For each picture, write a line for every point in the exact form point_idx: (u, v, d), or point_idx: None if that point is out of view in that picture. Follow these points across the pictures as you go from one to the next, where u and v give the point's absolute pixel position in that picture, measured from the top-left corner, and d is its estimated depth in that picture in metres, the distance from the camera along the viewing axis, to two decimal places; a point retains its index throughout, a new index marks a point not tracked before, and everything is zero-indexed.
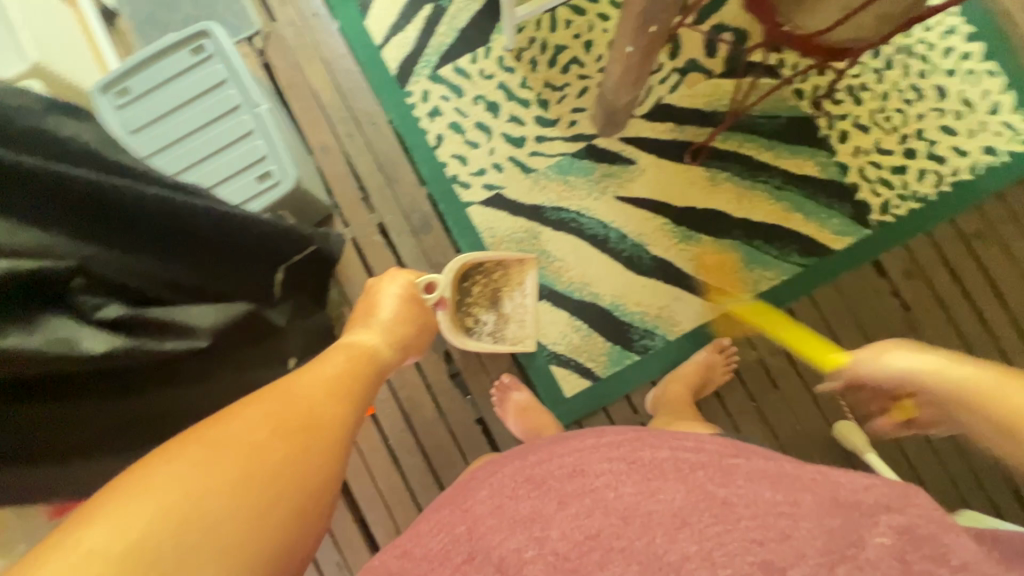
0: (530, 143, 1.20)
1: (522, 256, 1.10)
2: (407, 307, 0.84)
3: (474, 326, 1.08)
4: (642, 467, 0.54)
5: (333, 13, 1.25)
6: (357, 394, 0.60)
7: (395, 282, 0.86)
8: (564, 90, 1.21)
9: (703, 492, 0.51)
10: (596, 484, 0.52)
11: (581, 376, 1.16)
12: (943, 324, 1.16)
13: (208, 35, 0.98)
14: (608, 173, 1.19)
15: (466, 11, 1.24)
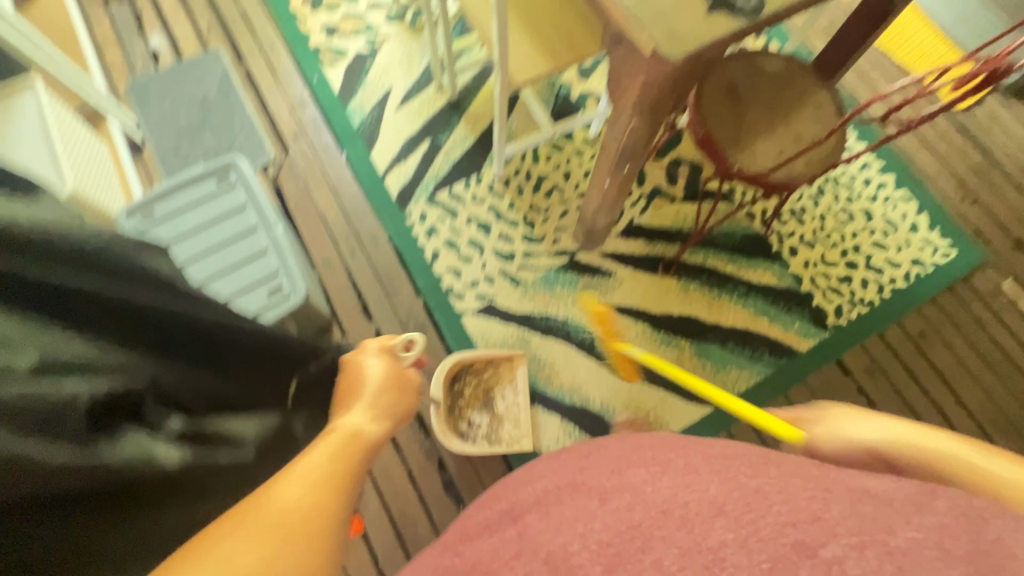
0: (519, 257, 1.32)
1: (510, 353, 1.19)
2: (390, 382, 0.80)
3: (467, 429, 1.14)
4: (674, 472, 0.50)
5: (341, 146, 1.41)
6: (355, 480, 0.48)
7: (373, 359, 0.84)
8: (548, 212, 1.36)
9: (740, 488, 0.43)
10: (638, 478, 0.50)
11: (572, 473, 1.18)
12: (908, 419, 1.24)
13: (233, 167, 1.10)
14: (590, 284, 1.30)
15: (459, 147, 1.42)
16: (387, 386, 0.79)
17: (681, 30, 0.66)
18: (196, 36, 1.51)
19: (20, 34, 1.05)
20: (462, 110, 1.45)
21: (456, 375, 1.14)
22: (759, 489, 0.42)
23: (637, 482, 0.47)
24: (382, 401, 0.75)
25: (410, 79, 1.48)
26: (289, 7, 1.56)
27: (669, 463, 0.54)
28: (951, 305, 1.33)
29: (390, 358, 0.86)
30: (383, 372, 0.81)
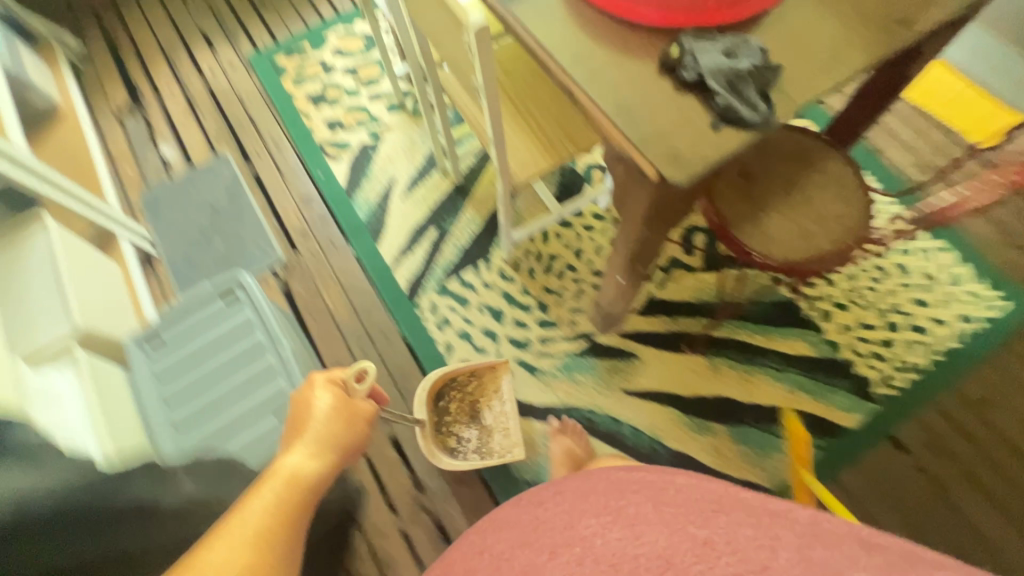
0: (535, 345, 1.27)
1: (492, 363, 1.16)
2: (341, 416, 0.77)
3: (456, 444, 1.13)
4: (626, 514, 0.39)
5: (348, 240, 1.40)
6: (294, 519, 0.59)
7: (320, 388, 0.79)
8: (562, 293, 1.31)
9: (685, 534, 0.35)
10: (584, 531, 0.39)
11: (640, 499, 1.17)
12: (979, 499, 1.13)
13: (240, 284, 1.10)
14: (612, 368, 1.24)
15: (467, 232, 1.40)
16: (335, 425, 0.76)
17: (685, 154, 0.62)
18: (205, 142, 1.54)
19: (18, 167, 1.06)
20: (467, 194, 1.44)
21: (441, 390, 1.14)
22: (704, 537, 0.35)
23: (581, 529, 0.38)
24: (332, 442, 0.74)
25: (414, 167, 1.48)
26: (294, 105, 1.59)
27: (619, 492, 0.41)
28: (1009, 364, 1.22)
29: (339, 390, 0.79)
30: (330, 410, 0.76)
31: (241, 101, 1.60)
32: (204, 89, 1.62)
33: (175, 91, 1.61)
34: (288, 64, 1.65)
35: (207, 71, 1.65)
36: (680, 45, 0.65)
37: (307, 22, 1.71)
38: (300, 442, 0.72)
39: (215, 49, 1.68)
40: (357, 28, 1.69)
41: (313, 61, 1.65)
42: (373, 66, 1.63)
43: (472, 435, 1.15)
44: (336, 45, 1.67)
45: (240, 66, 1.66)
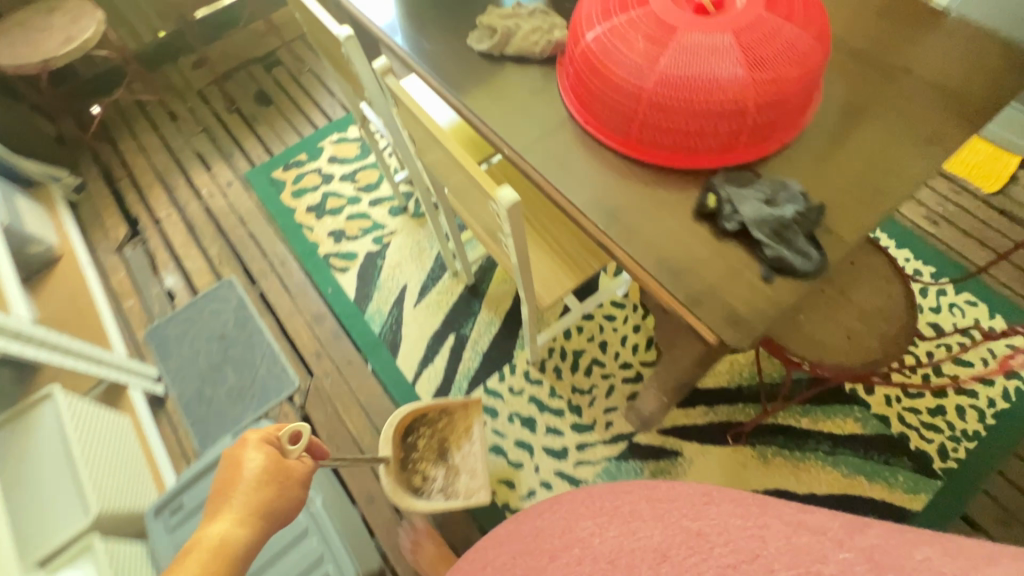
0: (573, 453, 1.21)
1: (463, 401, 1.16)
2: (272, 480, 0.53)
3: (423, 484, 1.09)
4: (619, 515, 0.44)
5: (366, 357, 1.36)
6: None
7: (251, 445, 0.55)
8: (592, 391, 1.26)
9: (679, 528, 0.39)
10: (582, 534, 0.44)
11: None
12: None
13: None
14: (658, 470, 1.18)
15: (486, 334, 1.36)
16: (260, 495, 0.51)
17: (746, 315, 0.58)
18: (209, 267, 1.51)
19: (19, 339, 1.01)
20: (481, 294, 1.41)
21: (410, 426, 1.10)
22: (696, 530, 0.38)
23: (579, 533, 0.45)
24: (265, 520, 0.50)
25: (423, 271, 1.45)
26: (295, 220, 1.57)
27: (619, 501, 0.46)
28: None
29: (276, 452, 0.55)
30: (259, 478, 0.52)
31: (241, 221, 1.58)
32: (203, 213, 1.60)
33: (173, 218, 1.59)
34: (286, 178, 1.64)
35: (204, 193, 1.64)
36: (717, 193, 0.63)
37: (300, 133, 1.72)
38: (223, 516, 0.49)
39: (211, 170, 1.68)
40: (351, 134, 1.69)
41: (310, 171, 1.64)
42: (370, 170, 1.62)
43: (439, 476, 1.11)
44: (332, 153, 1.67)
45: (237, 184, 1.65)
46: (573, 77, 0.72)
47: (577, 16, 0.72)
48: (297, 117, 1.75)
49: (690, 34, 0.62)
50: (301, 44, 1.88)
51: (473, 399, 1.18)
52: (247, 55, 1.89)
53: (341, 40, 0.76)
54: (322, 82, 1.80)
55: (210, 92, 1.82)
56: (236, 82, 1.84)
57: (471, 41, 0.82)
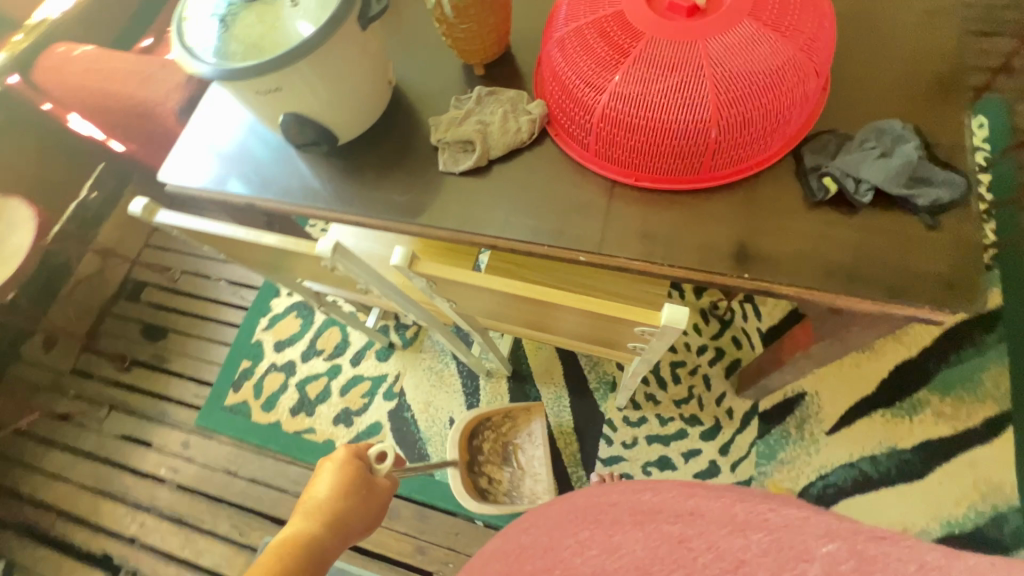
0: (723, 458, 1.14)
1: (527, 405, 1.18)
2: (345, 488, 0.71)
3: (490, 488, 1.11)
4: (603, 525, 0.47)
5: (468, 516, 1.18)
6: None
7: (333, 458, 0.74)
8: (695, 393, 1.20)
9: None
10: (568, 546, 0.50)
11: (955, 457, 1.05)
12: None
13: None
14: (801, 420, 1.15)
15: (563, 411, 1.23)
16: (341, 500, 0.69)
17: (951, 272, 0.53)
18: (238, 547, 1.26)
19: None
20: (529, 376, 1.27)
21: (477, 428, 1.14)
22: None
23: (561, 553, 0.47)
24: (336, 519, 0.67)
25: (458, 393, 1.29)
26: (289, 433, 1.32)
27: (600, 510, 0.48)
28: None
29: (351, 466, 0.73)
30: (334, 486, 0.70)
31: (231, 472, 1.32)
32: (183, 494, 1.32)
33: (156, 523, 1.31)
34: (245, 397, 1.38)
35: (168, 474, 1.35)
36: (832, 173, 0.56)
37: (225, 342, 1.45)
38: (306, 512, 0.67)
39: (156, 443, 1.38)
40: (278, 309, 1.45)
41: (265, 373, 1.39)
42: (326, 330, 1.41)
43: (507, 477, 1.14)
44: (274, 342, 1.42)
45: (196, 438, 1.37)
46: (600, 143, 0.62)
47: (564, 82, 0.62)
48: (207, 329, 1.47)
49: (715, 40, 0.55)
50: (155, 251, 1.58)
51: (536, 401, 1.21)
52: (102, 299, 1.54)
53: (326, 256, 0.62)
54: (208, 276, 1.53)
55: (91, 364, 1.49)
56: (111, 334, 1.51)
57: (445, 165, 0.68)
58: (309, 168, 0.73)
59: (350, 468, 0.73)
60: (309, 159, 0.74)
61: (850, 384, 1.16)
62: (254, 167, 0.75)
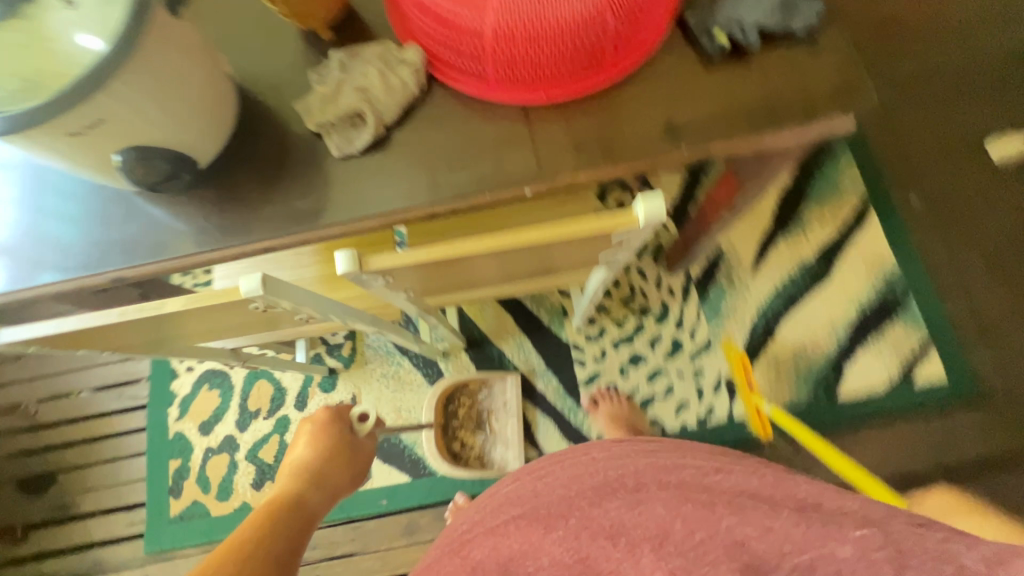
0: (682, 332, 1.23)
1: (505, 376, 1.18)
2: (323, 448, 0.83)
3: (461, 449, 1.14)
4: (624, 489, 0.62)
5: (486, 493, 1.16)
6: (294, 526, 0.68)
7: (309, 423, 0.87)
8: (636, 288, 1.25)
9: (683, 505, 0.59)
10: (584, 505, 0.61)
11: (846, 254, 1.25)
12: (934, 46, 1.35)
13: None
14: (728, 272, 1.26)
15: (531, 355, 1.23)
16: (322, 458, 0.81)
17: (847, 80, 0.58)
18: None
19: None
20: (485, 338, 1.25)
21: (451, 393, 1.15)
22: (705, 505, 0.59)
23: (582, 510, 0.60)
24: (319, 475, 0.79)
25: (424, 386, 1.23)
26: None
27: (623, 475, 0.64)
28: None
29: (327, 429, 0.85)
30: (312, 445, 0.83)
31: None
32: None
33: None
34: (193, 497, 1.20)
35: None
36: (718, 24, 0.59)
37: (138, 451, 1.24)
38: (293, 471, 0.80)
39: None
40: (184, 391, 1.26)
41: (206, 461, 1.21)
42: (253, 387, 1.24)
43: (481, 441, 1.16)
44: (199, 425, 1.24)
45: (156, 564, 1.18)
46: (498, 66, 0.57)
47: (437, 11, 0.56)
48: (109, 447, 1.24)
49: None
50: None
51: (513, 372, 1.20)
52: None
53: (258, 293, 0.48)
54: (80, 391, 1.27)
55: None
56: None
57: (339, 149, 0.60)
58: (174, 211, 0.61)
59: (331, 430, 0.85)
60: (169, 202, 0.61)
61: (754, 225, 1.28)
62: (99, 237, 0.61)
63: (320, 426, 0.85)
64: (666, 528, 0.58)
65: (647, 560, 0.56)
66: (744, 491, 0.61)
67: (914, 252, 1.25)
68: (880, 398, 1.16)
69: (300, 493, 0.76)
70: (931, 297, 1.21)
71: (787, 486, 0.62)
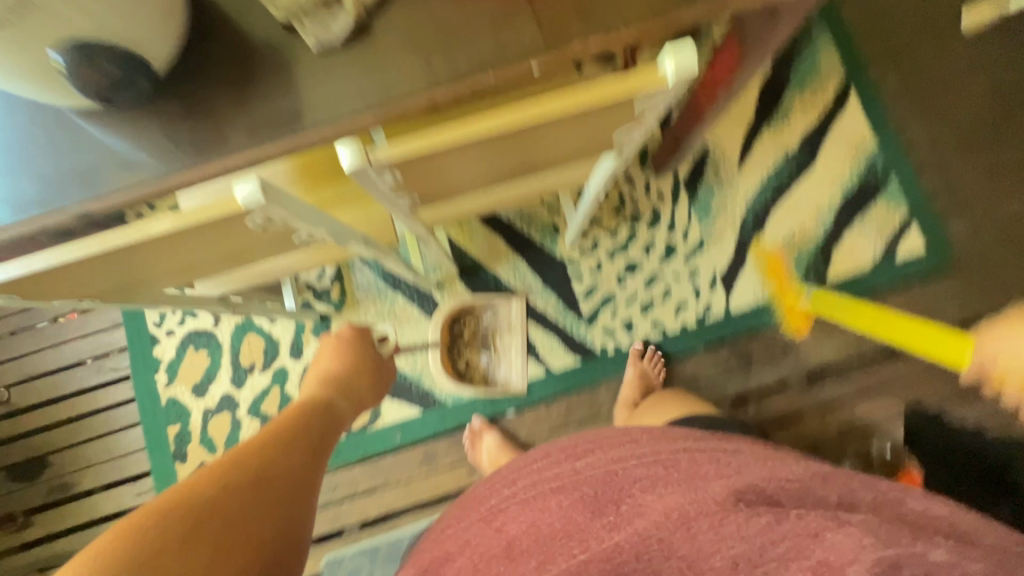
0: (674, 235, 1.22)
1: (511, 298, 1.19)
2: (351, 357, 0.91)
3: (466, 368, 1.17)
4: (678, 467, 0.54)
5: (500, 413, 1.17)
6: (313, 444, 0.71)
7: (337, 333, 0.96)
8: (626, 196, 1.23)
9: (753, 488, 0.50)
10: (634, 489, 0.53)
11: (829, 139, 1.25)
12: None
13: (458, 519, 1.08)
14: (716, 169, 1.25)
15: (527, 276, 1.21)
16: (349, 369, 0.89)
17: None
18: None
19: None
20: (478, 265, 1.21)
21: (460, 315, 1.19)
22: (776, 493, 0.49)
23: (633, 496, 0.52)
24: (346, 385, 0.86)
25: (422, 320, 1.20)
26: None
27: (674, 459, 0.56)
28: None
29: (357, 345, 0.94)
30: (341, 356, 0.90)
31: None
32: None
33: None
34: (200, 459, 1.17)
35: None
36: None
37: (132, 421, 1.19)
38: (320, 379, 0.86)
39: None
40: (169, 356, 1.20)
41: (206, 422, 1.17)
42: (244, 342, 1.20)
43: (485, 360, 1.18)
44: (191, 388, 1.19)
45: None
46: None
47: None
48: (99, 423, 1.19)
49: None
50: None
51: (519, 298, 1.19)
52: None
53: (261, 203, 0.44)
54: (56, 370, 1.21)
55: None
56: None
57: (317, 41, 0.52)
58: (134, 131, 0.54)
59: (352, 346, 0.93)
60: (127, 121, 0.54)
61: (738, 119, 1.26)
62: (55, 169, 0.54)
63: (341, 339, 0.94)
64: (735, 513, 0.48)
65: (705, 540, 0.47)
66: (840, 499, 0.49)
67: (892, 129, 1.25)
68: (866, 276, 1.20)
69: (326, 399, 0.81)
70: (910, 172, 1.23)
71: (891, 502, 0.49)
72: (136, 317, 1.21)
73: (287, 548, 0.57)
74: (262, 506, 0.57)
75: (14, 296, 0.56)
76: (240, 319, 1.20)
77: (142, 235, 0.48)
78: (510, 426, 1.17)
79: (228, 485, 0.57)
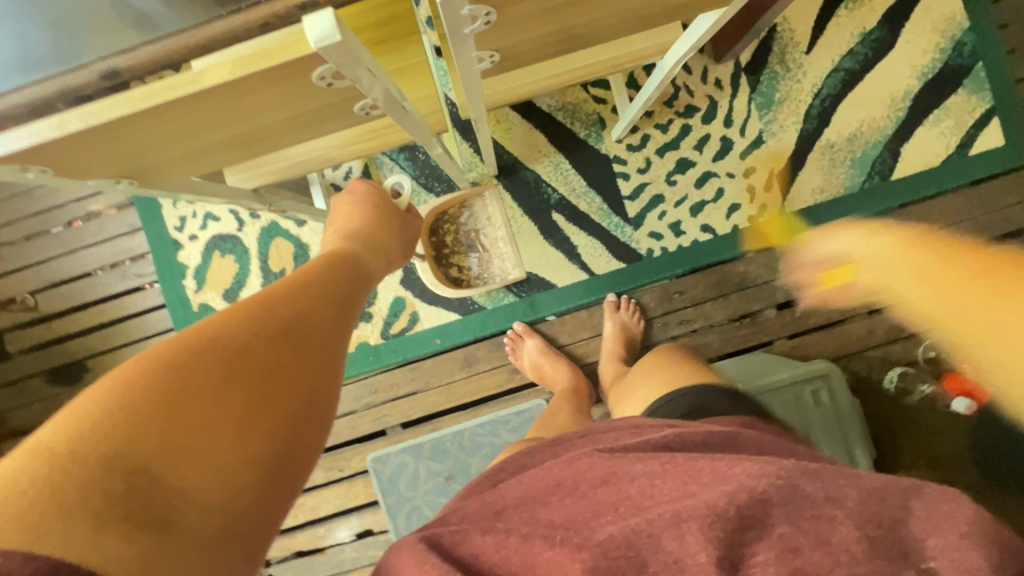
0: (731, 129, 1.12)
1: (478, 189, 1.10)
2: (368, 211, 0.79)
3: (460, 273, 1.12)
4: (675, 463, 0.46)
5: (540, 319, 1.14)
6: (293, 315, 0.52)
7: (348, 195, 0.83)
8: (680, 84, 1.11)
9: (740, 485, 0.41)
10: (629, 491, 0.45)
11: (914, 16, 1.10)
12: None
13: (492, 418, 1.14)
14: (782, 53, 1.11)
15: (569, 175, 1.13)
16: (356, 239, 0.73)
17: None
18: (346, 482, 1.16)
19: None
20: (517, 163, 1.13)
21: (435, 223, 1.10)
22: (762, 491, 0.41)
23: (631, 501, 0.44)
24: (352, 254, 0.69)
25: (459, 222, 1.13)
26: None
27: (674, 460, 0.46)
28: None
29: (368, 194, 0.82)
30: (364, 211, 0.78)
31: None
32: None
33: None
34: None
35: None
36: None
37: (162, 327, 1.16)
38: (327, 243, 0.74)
39: None
40: (194, 261, 1.15)
41: None
42: (269, 247, 1.14)
43: (475, 262, 1.12)
44: (221, 294, 1.15)
45: None
46: None
47: None
48: (130, 328, 1.16)
49: None
50: None
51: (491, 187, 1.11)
52: None
53: (337, 41, 0.37)
54: (79, 276, 1.16)
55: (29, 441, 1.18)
56: (20, 397, 1.18)
57: None
58: None
59: (374, 196, 0.82)
60: None
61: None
62: (73, 24, 0.46)
63: (361, 198, 0.81)
64: (724, 520, 0.40)
65: (693, 540, 0.39)
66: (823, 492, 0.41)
67: (987, 6, 1.10)
68: (936, 171, 1.11)
69: (350, 252, 0.69)
70: (999, 54, 1.10)
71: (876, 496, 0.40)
72: (157, 221, 1.15)
73: (318, 423, 0.48)
74: (261, 391, 0.45)
75: (47, 170, 0.50)
76: (266, 223, 1.14)
77: (191, 90, 0.40)
78: (550, 333, 1.15)
79: (226, 344, 0.45)
